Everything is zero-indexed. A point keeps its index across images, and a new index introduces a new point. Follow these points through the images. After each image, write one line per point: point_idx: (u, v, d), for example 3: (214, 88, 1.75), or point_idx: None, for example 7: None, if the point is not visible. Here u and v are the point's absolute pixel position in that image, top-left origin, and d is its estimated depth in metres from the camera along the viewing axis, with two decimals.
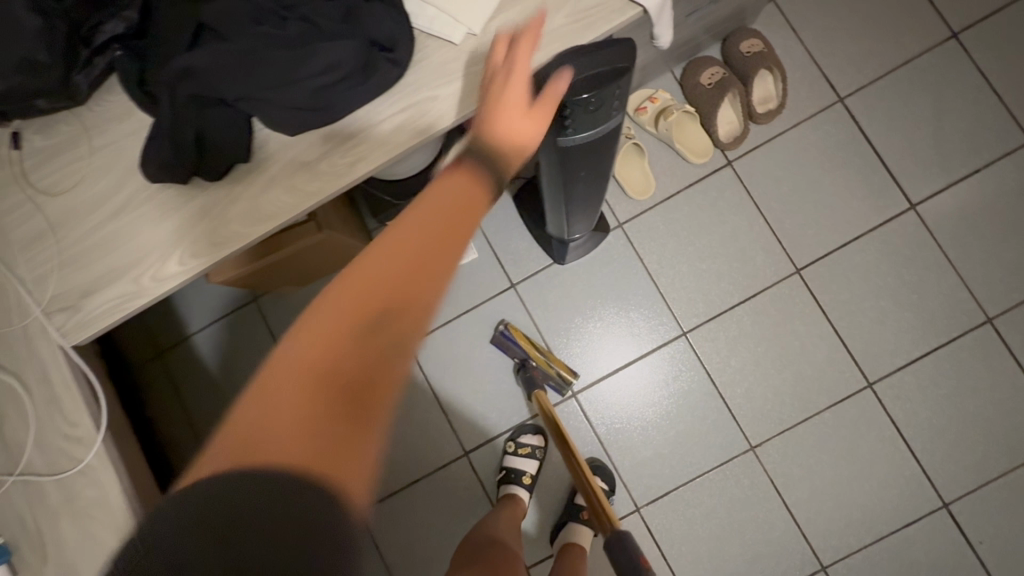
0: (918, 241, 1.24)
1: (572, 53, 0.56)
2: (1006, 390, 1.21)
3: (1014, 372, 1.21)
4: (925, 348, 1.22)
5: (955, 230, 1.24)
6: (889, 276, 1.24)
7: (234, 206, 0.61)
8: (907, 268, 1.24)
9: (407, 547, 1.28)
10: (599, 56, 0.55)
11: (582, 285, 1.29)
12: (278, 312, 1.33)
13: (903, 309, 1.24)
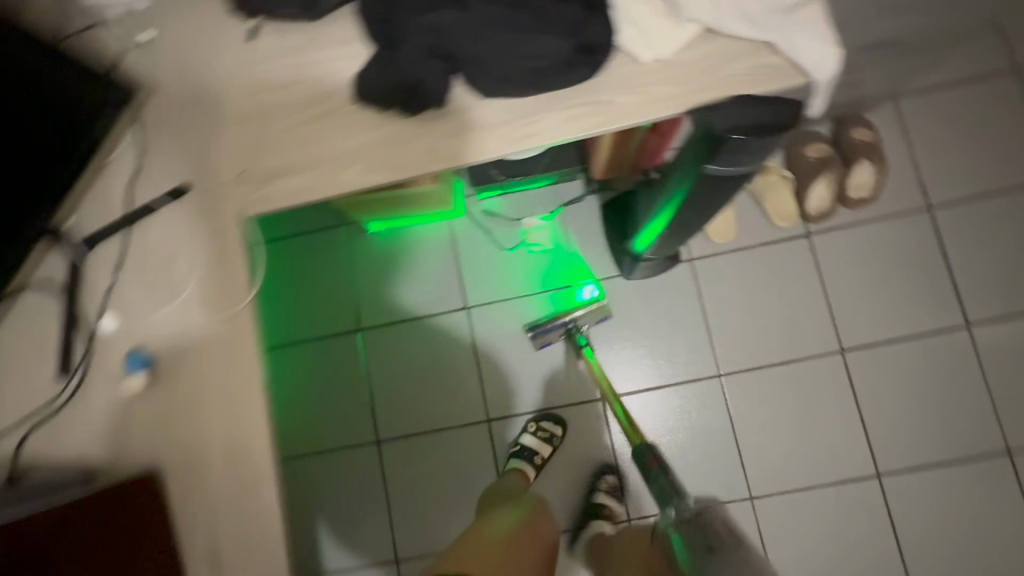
0: (963, 358, 1.30)
1: (739, 103, 0.66)
2: (1005, 521, 1.25)
3: (1018, 507, 1.26)
4: (940, 458, 1.28)
5: (1001, 359, 1.29)
6: (927, 383, 1.30)
7: (416, 141, 0.71)
8: (946, 380, 1.30)
9: (410, 486, 1.38)
10: (761, 111, 0.66)
11: (639, 303, 1.38)
12: (361, 242, 1.45)
13: (930, 417, 1.29)
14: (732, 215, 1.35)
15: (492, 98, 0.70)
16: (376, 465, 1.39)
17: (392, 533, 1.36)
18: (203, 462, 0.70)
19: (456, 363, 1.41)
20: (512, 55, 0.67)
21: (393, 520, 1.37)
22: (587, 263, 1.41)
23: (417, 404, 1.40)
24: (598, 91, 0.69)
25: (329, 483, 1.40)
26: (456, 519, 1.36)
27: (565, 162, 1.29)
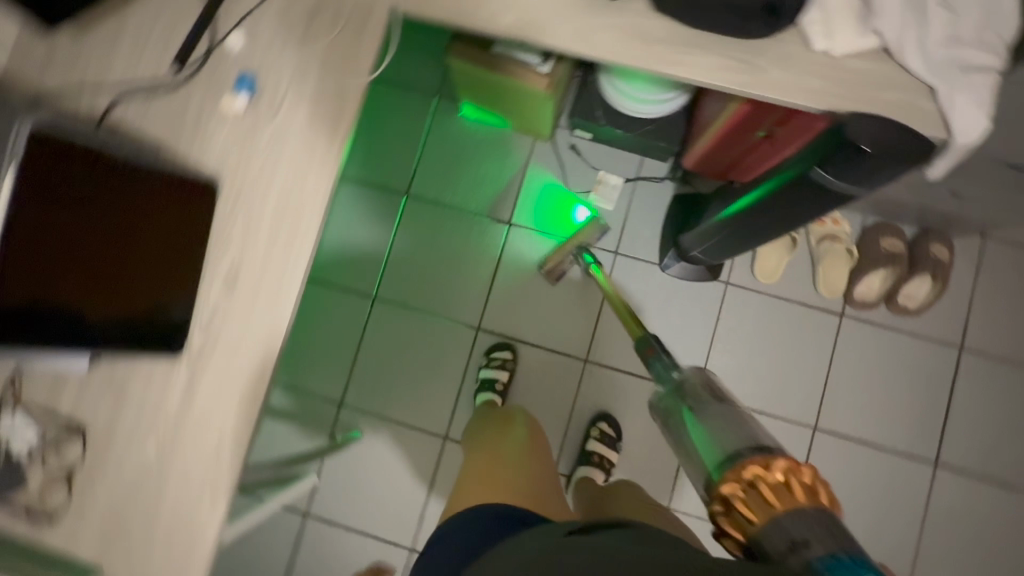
0: (915, 487, 1.35)
1: (885, 120, 0.68)
2: None
3: None
4: None
5: (947, 505, 1.34)
6: (872, 492, 1.35)
7: (574, 19, 0.73)
8: (890, 498, 1.34)
9: (385, 348, 1.46)
10: (904, 139, 0.68)
11: (663, 297, 1.41)
12: (446, 118, 1.48)
13: (859, 521, 1.35)
14: (785, 262, 1.37)
15: (662, 14, 0.72)
16: (364, 316, 1.46)
17: (349, 378, 1.46)
18: (258, 199, 0.75)
19: (474, 266, 1.46)
20: None
21: (356, 368, 1.46)
22: (633, 239, 1.44)
23: (425, 284, 1.47)
24: (758, 56, 0.71)
25: None
26: (409, 395, 1.45)
27: (666, 137, 1.30)
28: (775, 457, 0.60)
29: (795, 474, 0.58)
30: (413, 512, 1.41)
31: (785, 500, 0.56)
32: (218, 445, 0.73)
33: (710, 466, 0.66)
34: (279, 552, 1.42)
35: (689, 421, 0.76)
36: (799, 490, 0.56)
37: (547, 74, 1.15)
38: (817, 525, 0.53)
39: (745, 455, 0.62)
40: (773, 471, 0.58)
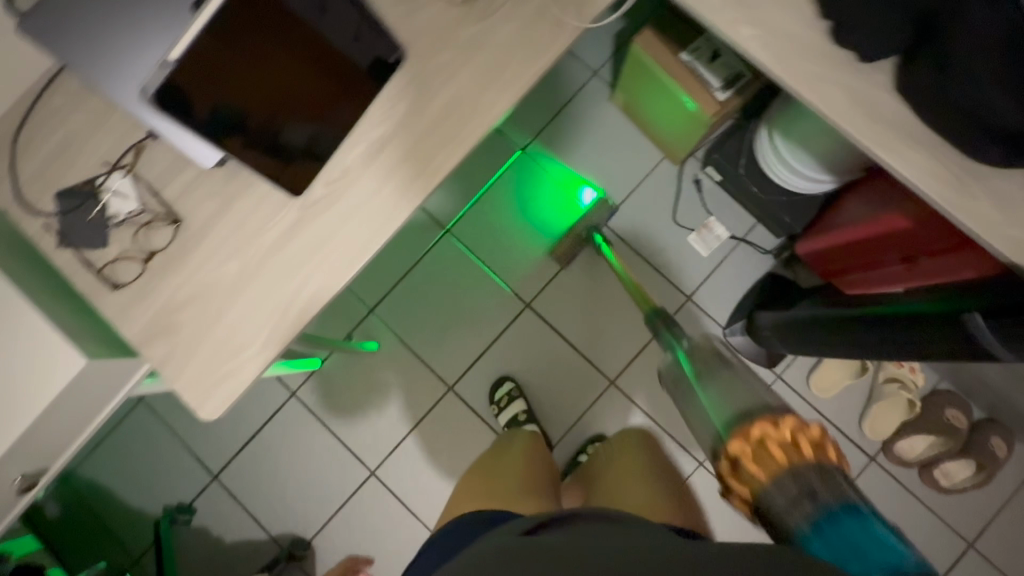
0: None
1: None
2: None
3: None
4: None
5: None
6: None
7: (813, 63, 0.70)
8: None
9: (433, 281, 1.45)
10: None
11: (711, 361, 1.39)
12: (592, 98, 1.45)
13: None
14: (844, 384, 1.33)
15: (905, 97, 0.68)
16: (428, 243, 1.45)
17: (387, 293, 1.45)
18: (429, 86, 0.72)
19: (551, 247, 1.44)
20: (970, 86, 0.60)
21: (398, 286, 1.45)
22: (710, 293, 1.41)
23: (497, 241, 1.45)
24: (974, 182, 0.67)
25: None
26: (433, 336, 1.44)
27: (794, 214, 1.26)
28: (780, 415, 0.61)
29: (802, 432, 0.58)
30: (389, 440, 1.42)
31: (784, 468, 0.56)
32: (286, 300, 0.71)
33: (723, 427, 0.66)
34: (252, 416, 1.44)
35: (697, 383, 0.82)
36: (794, 448, 0.57)
37: (724, 103, 1.13)
38: (815, 482, 0.55)
39: (747, 425, 0.62)
40: (767, 438, 0.59)
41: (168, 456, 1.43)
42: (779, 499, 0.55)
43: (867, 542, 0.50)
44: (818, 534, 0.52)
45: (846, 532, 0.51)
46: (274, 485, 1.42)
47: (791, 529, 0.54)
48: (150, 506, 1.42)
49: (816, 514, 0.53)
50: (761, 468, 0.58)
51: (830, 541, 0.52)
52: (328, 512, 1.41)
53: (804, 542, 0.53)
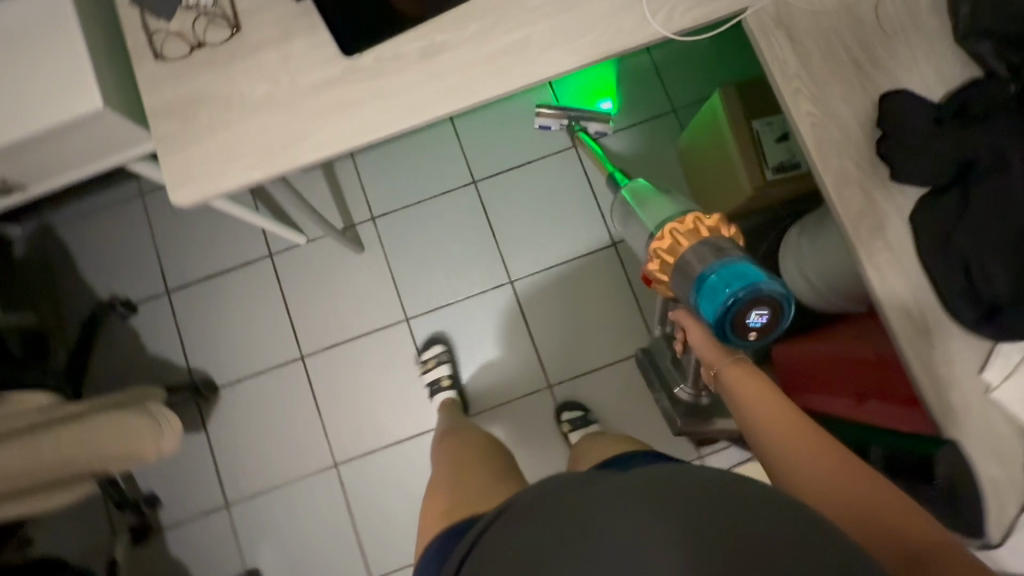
0: None
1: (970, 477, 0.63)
2: None
3: None
4: None
5: None
6: None
7: (847, 163, 0.72)
8: None
9: (441, 219, 1.49)
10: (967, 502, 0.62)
11: (647, 411, 1.41)
12: (660, 132, 1.49)
13: None
14: None
15: (912, 234, 0.70)
16: (453, 183, 1.50)
17: (395, 209, 1.49)
18: (504, 19, 0.76)
19: (556, 240, 1.48)
20: (964, 246, 0.65)
21: (407, 207, 1.49)
22: None
23: (513, 212, 1.49)
24: (937, 334, 0.68)
25: (432, 143, 1.52)
26: (416, 266, 1.48)
27: None
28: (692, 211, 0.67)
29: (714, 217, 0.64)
30: (330, 336, 1.46)
31: (688, 242, 0.63)
32: (290, 139, 0.75)
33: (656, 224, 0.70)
34: (225, 255, 1.48)
35: (634, 208, 0.77)
36: (698, 228, 0.63)
37: (768, 185, 1.15)
38: (713, 245, 0.61)
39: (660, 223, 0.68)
40: (675, 222, 0.65)
41: (138, 253, 1.49)
42: (685, 261, 0.63)
43: (737, 274, 0.58)
44: (708, 276, 0.59)
45: (723, 272, 0.59)
46: (212, 323, 1.47)
47: (687, 283, 0.62)
48: (98, 285, 1.48)
49: (710, 265, 0.60)
50: (670, 244, 0.64)
51: (712, 281, 0.59)
52: (248, 370, 1.45)
53: (696, 285, 0.61)
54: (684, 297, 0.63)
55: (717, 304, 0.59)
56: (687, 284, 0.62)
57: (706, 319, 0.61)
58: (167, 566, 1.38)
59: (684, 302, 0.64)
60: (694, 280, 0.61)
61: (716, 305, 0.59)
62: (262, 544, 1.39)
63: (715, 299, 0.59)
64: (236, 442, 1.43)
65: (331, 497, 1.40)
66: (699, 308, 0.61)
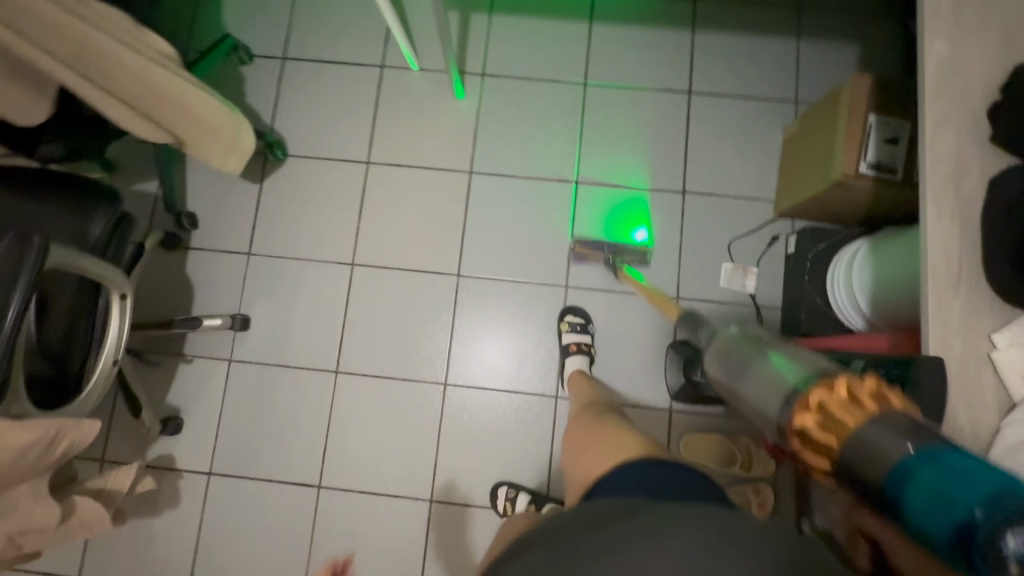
0: None
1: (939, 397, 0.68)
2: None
3: None
4: (426, 555, 1.39)
5: None
6: None
7: (958, 111, 0.75)
8: None
9: (545, 102, 1.55)
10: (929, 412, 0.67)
11: (643, 350, 1.45)
12: (776, 116, 1.52)
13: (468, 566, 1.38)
14: (699, 450, 1.36)
15: (989, 187, 0.74)
16: (570, 77, 1.55)
17: (507, 75, 1.56)
18: None
19: (637, 167, 1.52)
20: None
21: (518, 78, 1.55)
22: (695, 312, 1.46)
23: (610, 126, 1.54)
24: (967, 285, 0.72)
25: (568, 35, 1.57)
26: (501, 131, 1.53)
27: (812, 315, 1.34)
28: (835, 378, 0.56)
29: (872, 388, 0.53)
30: (400, 156, 1.53)
31: (857, 418, 0.51)
32: None
33: (800, 386, 0.60)
34: (345, 47, 1.57)
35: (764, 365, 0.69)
36: (862, 401, 0.52)
37: (857, 176, 1.16)
38: (901, 426, 0.48)
39: (808, 388, 0.58)
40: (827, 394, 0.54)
41: (274, 13, 1.59)
42: (866, 444, 0.49)
43: (967, 478, 0.43)
44: (916, 474, 0.45)
45: (943, 474, 0.44)
46: (306, 100, 1.55)
47: (878, 475, 0.48)
48: (230, 25, 1.59)
49: (910, 455, 0.46)
50: (829, 420, 0.52)
51: (928, 485, 0.44)
52: (316, 151, 1.53)
53: (900, 483, 0.46)
54: (881, 501, 0.48)
55: (950, 520, 0.43)
56: (883, 484, 0.48)
57: (931, 539, 0.45)
58: (175, 279, 1.48)
59: (883, 508, 0.49)
60: (893, 478, 0.47)
61: (945, 519, 0.43)
62: (260, 300, 1.48)
63: (939, 509, 0.44)
64: (278, 205, 1.51)
65: (339, 290, 1.48)
66: (922, 519, 0.45)
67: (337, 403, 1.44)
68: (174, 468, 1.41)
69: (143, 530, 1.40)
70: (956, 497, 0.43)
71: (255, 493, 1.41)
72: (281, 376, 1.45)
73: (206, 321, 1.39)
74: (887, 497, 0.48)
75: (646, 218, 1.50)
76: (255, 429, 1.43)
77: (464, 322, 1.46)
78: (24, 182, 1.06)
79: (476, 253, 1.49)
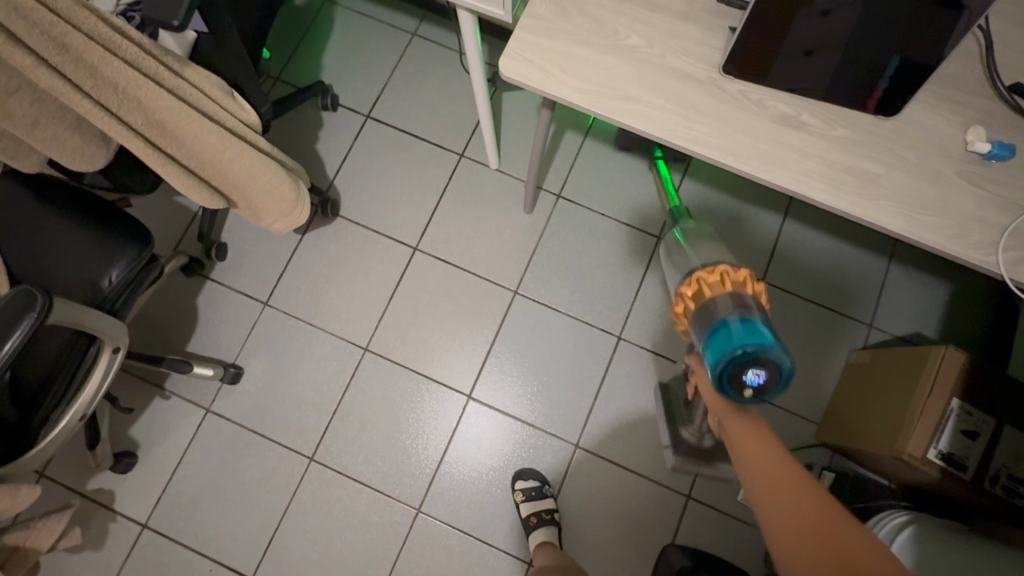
0: None
1: None
2: None
3: None
4: None
5: None
6: None
7: None
8: None
9: (613, 241, 1.46)
10: None
11: (635, 541, 1.31)
12: (843, 332, 1.42)
13: None
14: None
15: None
16: (645, 225, 1.47)
17: (582, 204, 1.48)
18: (874, 150, 0.73)
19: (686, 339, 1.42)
20: None
21: (591, 210, 1.48)
22: (702, 518, 1.32)
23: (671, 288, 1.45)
24: None
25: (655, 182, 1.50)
26: (557, 259, 1.45)
27: None
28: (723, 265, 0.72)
29: (735, 272, 0.69)
30: (449, 251, 1.45)
31: (714, 293, 0.69)
32: (622, 93, 0.75)
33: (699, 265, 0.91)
34: (429, 125, 1.52)
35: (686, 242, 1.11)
36: (736, 281, 0.69)
37: (922, 460, 1.05)
38: (737, 300, 0.67)
39: (710, 266, 0.72)
40: (715, 269, 0.70)
41: (371, 71, 1.55)
42: (713, 304, 0.67)
43: (756, 333, 0.63)
44: (724, 324, 0.65)
45: (741, 324, 0.63)
46: (373, 166, 1.50)
47: (703, 325, 0.68)
48: (325, 69, 1.55)
49: (723, 315, 0.66)
50: (693, 295, 0.71)
51: (726, 329, 0.64)
52: (367, 221, 1.46)
53: (711, 327, 0.66)
54: (697, 340, 0.69)
55: (725, 352, 0.63)
56: (703, 325, 0.68)
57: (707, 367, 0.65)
58: (182, 306, 1.40)
59: (694, 347, 0.70)
60: (708, 325, 0.67)
61: (722, 355, 0.63)
62: (259, 356, 1.39)
63: (720, 347, 0.64)
64: (310, 264, 1.43)
65: (341, 371, 1.39)
66: (704, 354, 0.65)
67: (300, 492, 1.33)
68: (112, 508, 1.31)
69: (55, 567, 1.28)
70: (733, 343, 0.62)
71: (183, 562, 1.29)
72: (252, 444, 1.35)
73: (197, 368, 1.30)
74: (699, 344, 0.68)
75: None
76: (208, 491, 1.32)
77: (458, 447, 1.35)
78: (60, 203, 1.00)
79: (493, 377, 1.39)
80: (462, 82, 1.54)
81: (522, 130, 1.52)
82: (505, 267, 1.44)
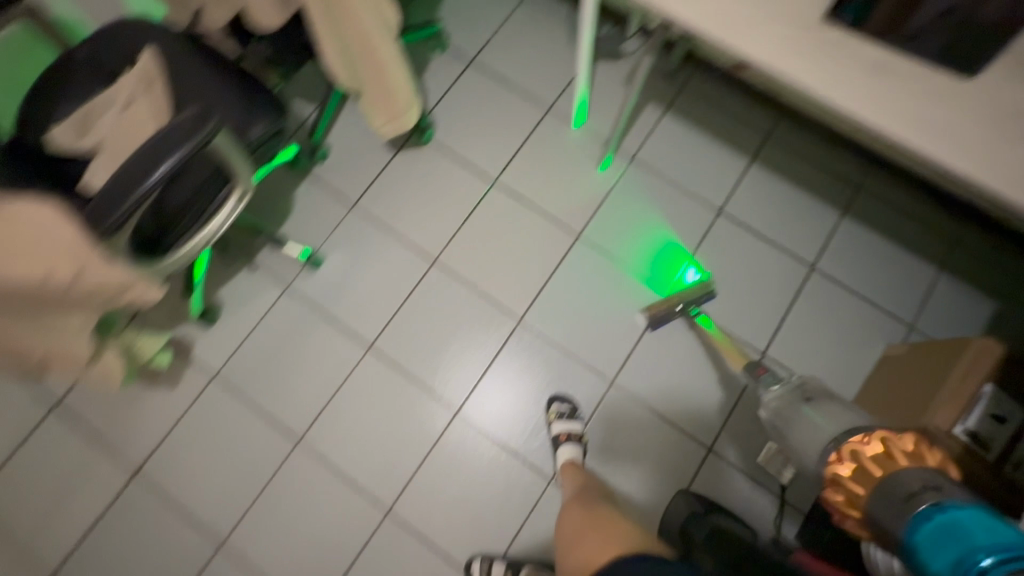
0: None
1: None
2: (288, 551, 1.36)
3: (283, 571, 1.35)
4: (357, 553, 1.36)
5: None
6: None
7: None
8: None
9: (676, 208, 1.57)
10: None
11: (652, 479, 1.39)
12: (883, 328, 1.48)
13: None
14: None
15: None
16: (709, 198, 1.58)
17: (653, 169, 1.60)
18: (955, 102, 0.82)
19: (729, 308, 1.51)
20: None
21: (660, 177, 1.59)
22: (719, 471, 1.39)
23: (725, 259, 1.54)
24: None
25: (725, 162, 1.60)
26: (622, 215, 1.56)
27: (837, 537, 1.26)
28: (882, 436, 0.75)
29: (898, 441, 0.73)
30: (524, 190, 1.57)
31: (892, 464, 0.70)
32: (735, 23, 0.86)
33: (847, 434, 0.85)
34: (525, 76, 1.66)
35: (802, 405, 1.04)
36: (905, 452, 0.71)
37: (949, 434, 1.11)
38: (924, 476, 0.66)
39: (869, 439, 0.76)
40: (875, 441, 0.75)
41: (483, 22, 1.70)
42: (898, 480, 0.67)
43: (988, 531, 0.57)
44: (932, 513, 0.61)
45: (959, 515, 0.59)
46: (470, 103, 1.64)
47: (902, 512, 0.64)
48: (442, 13, 1.71)
49: (924, 503, 0.63)
50: (864, 471, 0.73)
51: (951, 525, 0.59)
52: (456, 150, 1.60)
53: (915, 538, 0.62)
54: (896, 531, 0.64)
55: (954, 555, 0.57)
56: (901, 511, 0.64)
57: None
58: (282, 194, 1.57)
59: (897, 541, 0.65)
60: (912, 512, 0.63)
61: (953, 558, 0.57)
62: (339, 249, 1.53)
63: (951, 549, 0.58)
64: (399, 178, 1.58)
65: (410, 276, 1.52)
66: (928, 556, 0.60)
67: (354, 375, 1.45)
68: (190, 355, 1.46)
69: (135, 395, 1.44)
70: (965, 543, 0.57)
71: (242, 413, 1.43)
72: (320, 324, 1.49)
73: (288, 246, 1.46)
74: (907, 536, 0.63)
75: (687, 255, 1.53)
76: (275, 358, 1.47)
77: (503, 363, 1.46)
78: (223, 65, 1.17)
79: (546, 308, 1.49)
80: (562, 45, 1.68)
81: (609, 95, 1.64)
82: (573, 211, 1.56)
